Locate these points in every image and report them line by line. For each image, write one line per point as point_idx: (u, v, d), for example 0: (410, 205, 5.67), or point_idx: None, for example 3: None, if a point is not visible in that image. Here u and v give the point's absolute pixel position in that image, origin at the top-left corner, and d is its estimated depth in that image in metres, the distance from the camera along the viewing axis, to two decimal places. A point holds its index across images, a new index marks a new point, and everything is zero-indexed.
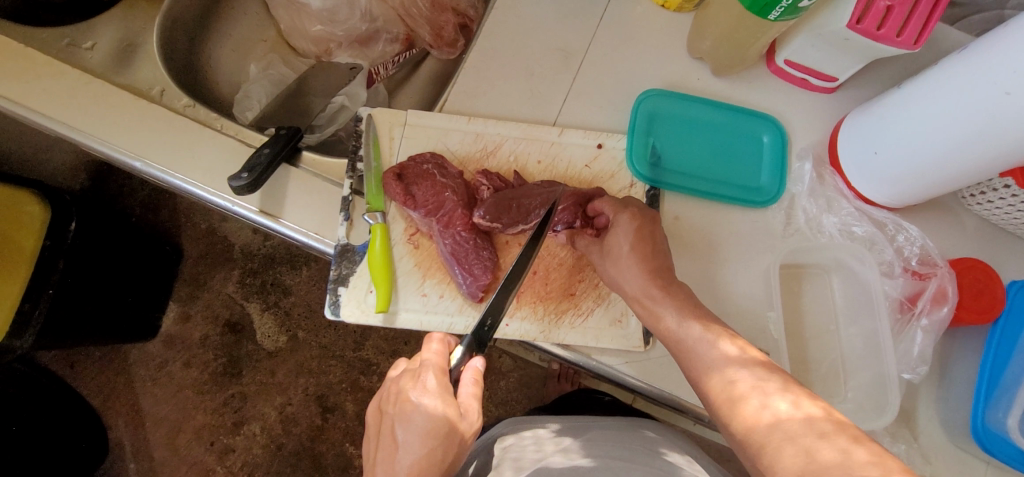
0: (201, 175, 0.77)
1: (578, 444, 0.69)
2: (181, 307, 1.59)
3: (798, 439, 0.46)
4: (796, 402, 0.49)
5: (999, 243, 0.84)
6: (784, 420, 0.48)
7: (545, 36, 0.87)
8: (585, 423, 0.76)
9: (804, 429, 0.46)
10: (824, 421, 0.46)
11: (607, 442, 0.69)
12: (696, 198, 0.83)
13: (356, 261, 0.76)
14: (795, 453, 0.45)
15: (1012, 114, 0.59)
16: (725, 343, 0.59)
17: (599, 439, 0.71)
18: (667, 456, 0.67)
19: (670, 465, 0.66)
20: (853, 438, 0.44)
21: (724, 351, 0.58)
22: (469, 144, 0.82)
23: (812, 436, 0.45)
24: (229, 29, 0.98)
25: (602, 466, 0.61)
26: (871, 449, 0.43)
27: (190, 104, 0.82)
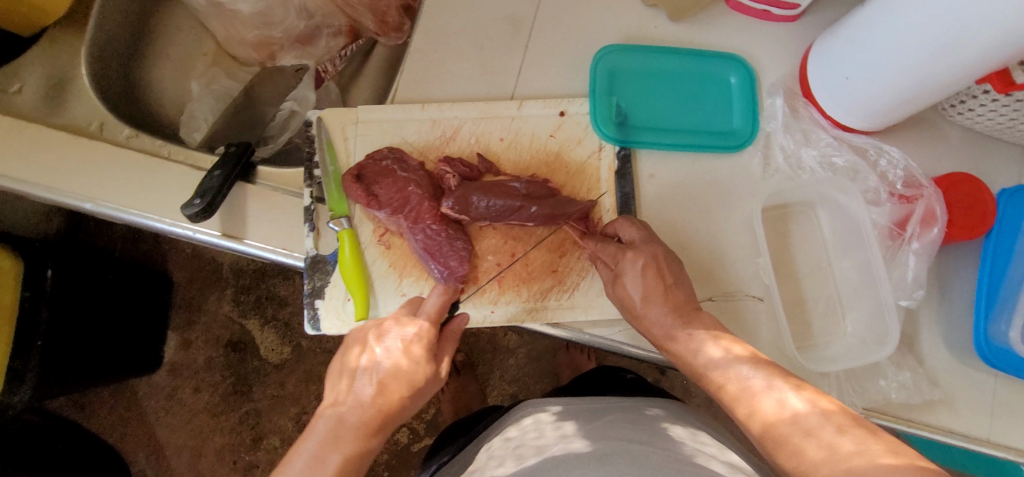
0: (157, 206, 0.75)
1: (577, 429, 0.67)
2: (180, 334, 1.58)
3: (786, 439, 0.53)
4: (780, 401, 0.55)
5: (986, 150, 0.81)
6: (770, 422, 0.55)
7: (491, 5, 0.83)
8: (592, 405, 0.75)
9: (790, 428, 0.53)
10: (806, 415, 0.53)
11: (611, 424, 0.67)
12: (669, 153, 0.79)
13: (329, 270, 0.74)
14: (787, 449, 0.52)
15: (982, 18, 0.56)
16: (710, 346, 0.63)
17: (600, 418, 0.70)
18: (669, 432, 0.66)
19: (671, 436, 0.65)
20: (835, 428, 0.51)
21: (711, 356, 0.62)
22: (427, 132, 0.79)
23: (799, 435, 0.52)
24: (164, 49, 0.93)
25: (618, 450, 0.59)
26: (851, 437, 0.50)
27: (133, 134, 0.78)
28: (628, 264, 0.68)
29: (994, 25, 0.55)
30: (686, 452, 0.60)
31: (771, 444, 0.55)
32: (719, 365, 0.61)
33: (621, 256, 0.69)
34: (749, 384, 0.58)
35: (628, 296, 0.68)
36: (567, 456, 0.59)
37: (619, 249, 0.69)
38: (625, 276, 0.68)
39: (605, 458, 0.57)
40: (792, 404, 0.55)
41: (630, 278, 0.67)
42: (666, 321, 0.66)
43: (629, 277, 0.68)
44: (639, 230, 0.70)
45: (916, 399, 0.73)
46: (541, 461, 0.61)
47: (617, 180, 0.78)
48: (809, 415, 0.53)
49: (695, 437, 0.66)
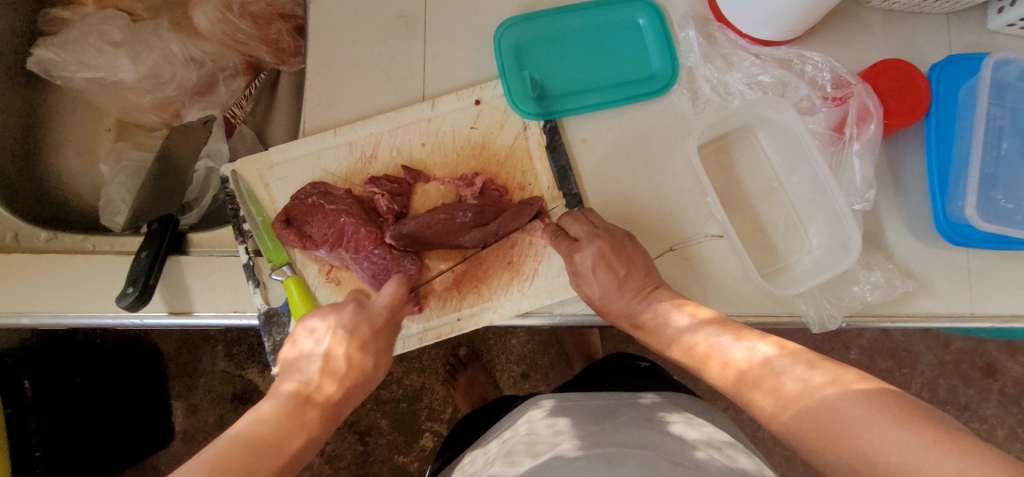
0: (94, 303, 0.72)
1: (573, 423, 0.67)
2: (184, 400, 1.51)
3: (760, 382, 0.55)
4: (752, 348, 0.58)
5: (913, 26, 0.78)
6: (746, 368, 0.57)
7: (377, 8, 0.79)
8: (599, 402, 0.72)
9: (764, 370, 0.55)
10: (780, 357, 0.55)
11: (613, 423, 0.66)
12: (595, 114, 0.77)
13: (285, 322, 0.72)
14: (765, 392, 0.54)
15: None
16: (677, 314, 0.65)
17: (593, 413, 0.70)
18: (667, 424, 0.66)
19: (666, 427, 0.65)
20: (809, 364, 0.53)
21: (679, 324, 0.64)
22: (347, 157, 0.76)
23: (773, 375, 0.54)
24: (63, 137, 0.89)
25: (628, 454, 0.59)
26: (826, 370, 0.52)
27: (50, 236, 0.76)
28: (580, 264, 0.68)
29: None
30: (682, 444, 0.61)
31: (747, 385, 0.56)
32: (690, 330, 0.63)
33: (573, 264, 0.68)
34: (721, 342, 0.60)
35: (591, 294, 0.69)
36: (573, 460, 0.59)
37: (567, 255, 0.69)
38: (580, 276, 0.69)
39: (615, 462, 0.57)
40: (762, 349, 0.57)
41: (587, 277, 0.68)
42: (630, 305, 0.67)
43: (586, 280, 0.68)
44: (596, 238, 0.67)
45: (893, 295, 0.72)
46: (543, 464, 0.61)
47: (550, 154, 0.76)
48: (778, 357, 0.55)
49: (693, 428, 0.65)
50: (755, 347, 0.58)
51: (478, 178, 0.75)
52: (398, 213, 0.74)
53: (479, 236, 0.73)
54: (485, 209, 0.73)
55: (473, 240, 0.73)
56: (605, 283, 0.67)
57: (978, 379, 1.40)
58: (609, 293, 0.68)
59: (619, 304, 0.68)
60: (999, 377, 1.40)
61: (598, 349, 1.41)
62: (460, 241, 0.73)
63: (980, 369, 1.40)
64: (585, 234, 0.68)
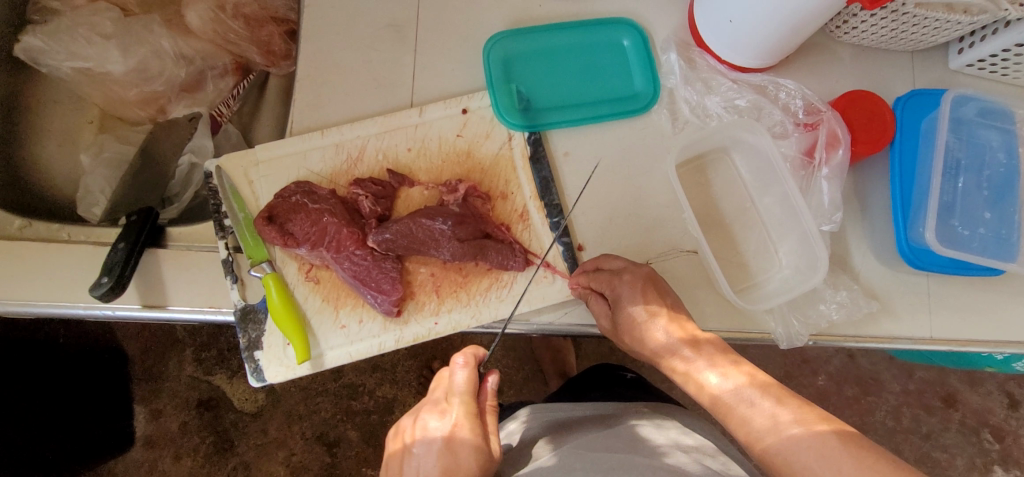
0: (65, 293, 0.71)
1: (547, 432, 0.68)
2: (147, 406, 1.51)
3: (734, 408, 0.56)
4: (724, 374, 0.59)
5: (881, 61, 0.82)
6: (719, 394, 0.58)
7: (369, 16, 0.81)
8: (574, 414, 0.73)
9: (735, 398, 0.56)
10: (750, 387, 0.57)
11: (587, 432, 0.66)
12: (577, 128, 0.79)
13: (262, 319, 0.71)
14: (737, 422, 0.56)
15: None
16: (659, 326, 0.63)
17: (568, 422, 0.70)
18: (639, 429, 0.66)
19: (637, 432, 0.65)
20: (778, 400, 0.55)
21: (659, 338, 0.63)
22: (333, 158, 0.76)
23: (744, 405, 0.56)
24: (45, 126, 0.89)
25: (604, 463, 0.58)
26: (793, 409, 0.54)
27: (25, 223, 0.75)
28: (624, 286, 0.65)
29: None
30: (650, 446, 0.62)
31: (720, 407, 0.57)
32: (668, 349, 0.62)
33: (620, 289, 0.65)
34: (689, 358, 0.61)
35: (631, 318, 0.64)
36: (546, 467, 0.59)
37: (611, 275, 0.66)
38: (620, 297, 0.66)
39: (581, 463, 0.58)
40: (731, 378, 0.58)
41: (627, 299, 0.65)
42: (641, 324, 0.64)
43: (626, 300, 0.65)
44: (644, 275, 0.65)
45: (857, 315, 0.75)
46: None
47: (532, 165, 0.78)
48: (749, 387, 0.57)
49: (662, 431, 0.66)
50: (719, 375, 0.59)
51: (462, 185, 0.76)
52: (381, 215, 0.75)
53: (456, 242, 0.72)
54: (466, 219, 0.74)
55: (450, 252, 0.73)
56: (649, 307, 0.64)
57: (939, 409, 1.44)
58: (636, 314, 0.64)
59: (636, 320, 0.64)
60: (959, 408, 1.44)
61: (573, 366, 1.42)
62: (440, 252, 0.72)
63: (941, 399, 1.44)
64: (624, 263, 0.68)
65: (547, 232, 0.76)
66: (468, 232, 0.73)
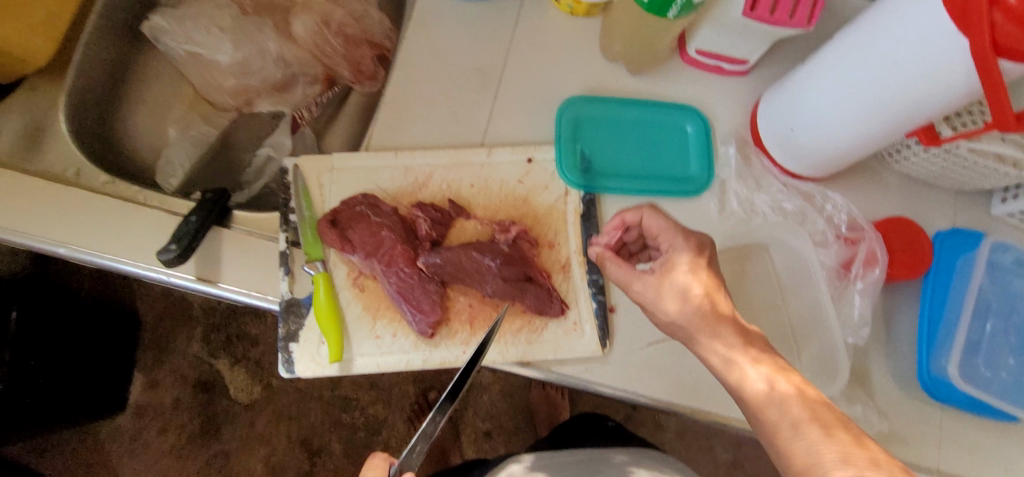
0: (130, 251, 0.76)
1: None
2: (147, 374, 1.59)
3: None
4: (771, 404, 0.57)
5: (924, 195, 0.87)
6: None
7: (460, 58, 0.87)
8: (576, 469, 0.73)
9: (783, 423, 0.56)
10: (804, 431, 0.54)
11: None
12: (630, 197, 0.84)
13: (304, 314, 0.75)
14: None
15: (912, 75, 0.62)
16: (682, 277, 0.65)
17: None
18: None
19: None
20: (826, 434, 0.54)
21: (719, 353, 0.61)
22: (400, 179, 0.81)
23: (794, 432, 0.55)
24: (142, 95, 0.96)
25: None
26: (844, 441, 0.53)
27: (109, 180, 0.80)
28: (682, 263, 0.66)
29: (929, 76, 0.61)
30: None
31: None
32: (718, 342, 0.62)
33: (675, 273, 0.65)
34: None
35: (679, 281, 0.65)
36: None
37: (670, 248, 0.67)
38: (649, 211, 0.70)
39: None
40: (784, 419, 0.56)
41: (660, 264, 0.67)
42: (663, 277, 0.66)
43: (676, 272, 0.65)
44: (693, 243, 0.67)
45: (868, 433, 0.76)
46: None
47: (582, 223, 0.82)
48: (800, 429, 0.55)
49: None
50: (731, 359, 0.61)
51: (515, 227, 0.80)
52: (435, 239, 0.79)
53: (499, 279, 0.76)
54: (513, 261, 0.78)
55: (493, 287, 0.77)
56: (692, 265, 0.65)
57: None
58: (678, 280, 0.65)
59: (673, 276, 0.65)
60: None
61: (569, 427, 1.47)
62: (484, 286, 0.77)
63: None
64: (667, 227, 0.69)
65: (583, 288, 0.80)
66: (513, 272, 0.77)
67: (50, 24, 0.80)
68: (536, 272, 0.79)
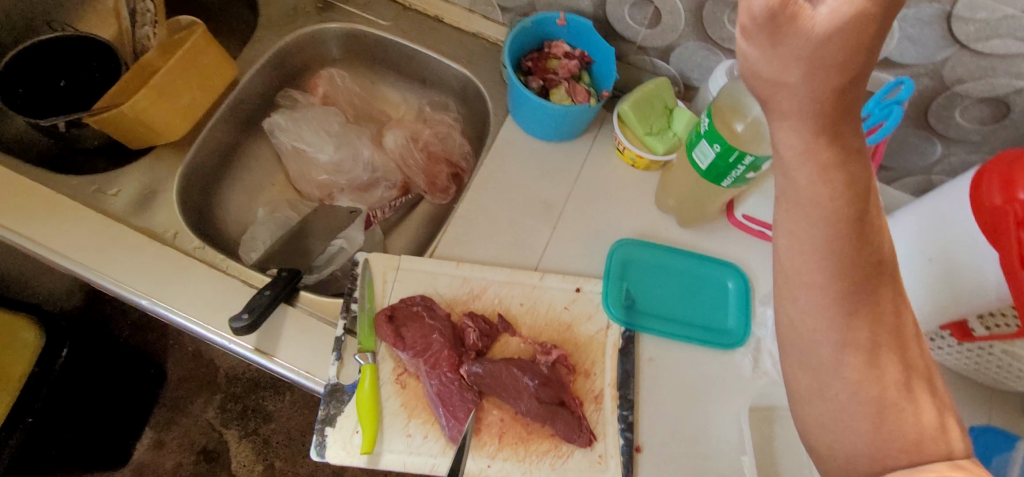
0: (203, 314, 0.83)
1: None
2: (156, 432, 1.57)
3: None
4: None
5: (957, 387, 0.88)
6: None
7: (528, 188, 0.97)
8: None
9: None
10: None
11: None
12: (668, 340, 0.88)
13: (344, 400, 0.78)
14: None
15: (953, 260, 0.68)
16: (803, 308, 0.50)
17: None
18: None
19: None
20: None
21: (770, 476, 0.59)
22: (457, 287, 0.88)
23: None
24: (242, 175, 1.08)
25: None
26: None
27: (200, 246, 0.89)
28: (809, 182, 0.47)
29: (965, 266, 0.67)
30: None
31: None
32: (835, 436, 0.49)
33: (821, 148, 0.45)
34: None
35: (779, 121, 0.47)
36: None
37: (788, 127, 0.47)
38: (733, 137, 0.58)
39: None
40: None
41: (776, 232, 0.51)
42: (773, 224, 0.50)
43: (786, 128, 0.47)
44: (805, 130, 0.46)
45: None
46: None
47: (619, 357, 0.86)
48: None
49: None
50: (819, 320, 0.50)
51: (556, 351, 0.84)
52: (479, 350, 0.84)
53: (535, 398, 0.79)
54: (550, 383, 0.81)
55: (528, 405, 0.80)
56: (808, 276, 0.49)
57: None
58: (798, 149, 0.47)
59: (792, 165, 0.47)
60: None
61: None
62: (520, 402, 0.80)
63: None
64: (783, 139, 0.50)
65: (613, 421, 0.82)
66: (549, 393, 0.80)
67: (191, 109, 0.94)
68: (569, 397, 0.82)
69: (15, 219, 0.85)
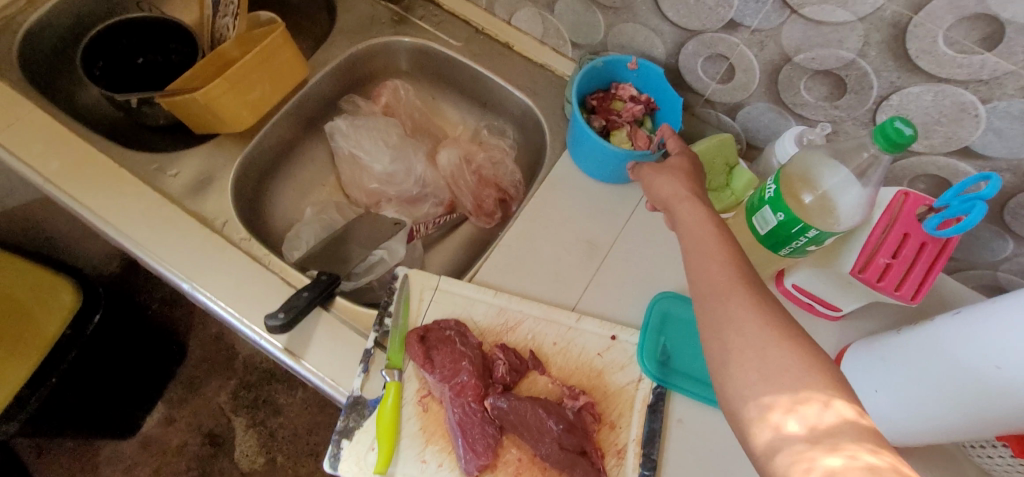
0: (240, 306, 0.83)
1: None
2: (168, 408, 1.60)
3: None
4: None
5: None
6: None
7: (576, 226, 0.96)
8: None
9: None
10: None
11: None
12: (700, 403, 0.85)
13: (365, 415, 0.77)
14: None
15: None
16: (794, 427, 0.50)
17: None
18: None
19: None
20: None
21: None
22: (492, 316, 0.87)
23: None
24: (295, 172, 1.10)
25: None
26: None
27: (246, 238, 0.90)
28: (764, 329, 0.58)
29: None
30: None
31: None
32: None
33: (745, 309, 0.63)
34: None
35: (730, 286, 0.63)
36: None
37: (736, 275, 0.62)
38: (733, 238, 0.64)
39: None
40: None
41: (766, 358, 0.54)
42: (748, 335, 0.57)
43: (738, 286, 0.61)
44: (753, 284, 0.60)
45: None
46: None
47: (648, 414, 0.83)
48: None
49: None
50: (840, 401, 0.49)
51: (583, 397, 0.82)
52: (506, 384, 0.82)
53: (557, 443, 0.77)
54: (574, 430, 0.78)
55: (548, 450, 0.77)
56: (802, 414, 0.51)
57: None
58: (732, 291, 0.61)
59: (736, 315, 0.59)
60: None
61: None
62: (541, 445, 0.77)
63: None
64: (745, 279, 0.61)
65: None
66: (572, 441, 0.78)
67: (259, 104, 0.96)
68: (591, 447, 0.79)
69: (77, 187, 0.87)
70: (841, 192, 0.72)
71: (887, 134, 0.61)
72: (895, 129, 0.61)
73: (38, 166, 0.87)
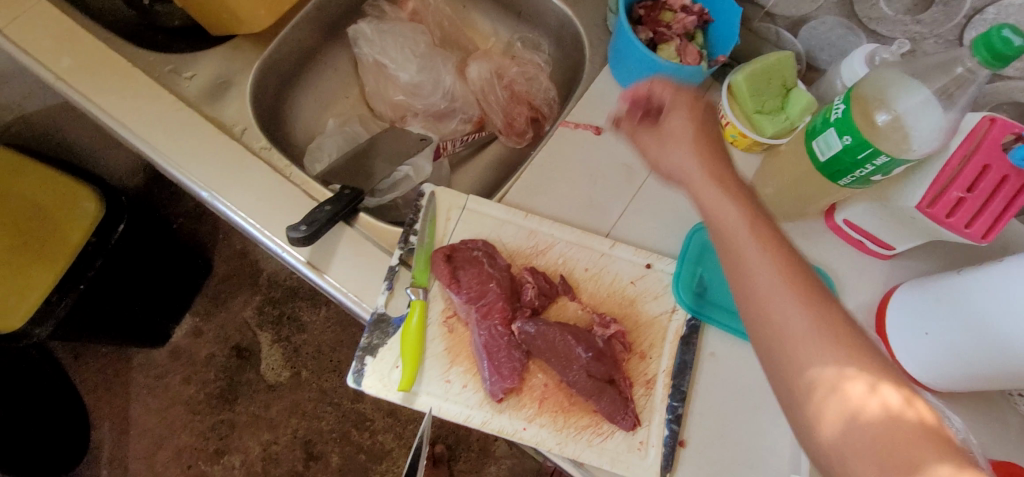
0: (260, 217, 0.80)
1: None
2: (196, 321, 1.64)
3: None
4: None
5: None
6: None
7: (614, 149, 0.89)
8: None
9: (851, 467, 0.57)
10: None
11: None
12: (735, 336, 0.81)
13: (389, 333, 0.75)
14: None
15: None
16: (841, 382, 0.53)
17: None
18: None
19: None
20: None
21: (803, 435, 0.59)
22: (522, 239, 0.83)
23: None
24: (317, 82, 1.04)
25: None
26: None
27: (266, 147, 0.86)
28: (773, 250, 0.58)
29: None
30: None
31: None
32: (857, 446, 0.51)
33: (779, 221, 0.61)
34: None
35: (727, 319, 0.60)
36: None
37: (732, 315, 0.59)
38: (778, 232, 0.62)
39: None
40: None
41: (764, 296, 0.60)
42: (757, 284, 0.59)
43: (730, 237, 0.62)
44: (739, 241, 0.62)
45: None
46: None
47: (680, 345, 0.80)
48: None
49: None
50: (878, 389, 0.52)
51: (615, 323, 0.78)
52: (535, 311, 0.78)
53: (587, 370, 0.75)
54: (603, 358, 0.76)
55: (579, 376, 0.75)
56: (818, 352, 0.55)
57: None
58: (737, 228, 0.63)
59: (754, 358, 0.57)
60: None
61: None
62: (568, 371, 0.75)
63: None
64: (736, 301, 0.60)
65: (660, 410, 0.77)
66: (603, 368, 0.75)
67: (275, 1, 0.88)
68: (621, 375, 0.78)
69: (90, 87, 0.83)
70: (915, 117, 0.63)
71: (990, 44, 0.54)
72: (1002, 38, 0.53)
73: (48, 64, 0.83)
